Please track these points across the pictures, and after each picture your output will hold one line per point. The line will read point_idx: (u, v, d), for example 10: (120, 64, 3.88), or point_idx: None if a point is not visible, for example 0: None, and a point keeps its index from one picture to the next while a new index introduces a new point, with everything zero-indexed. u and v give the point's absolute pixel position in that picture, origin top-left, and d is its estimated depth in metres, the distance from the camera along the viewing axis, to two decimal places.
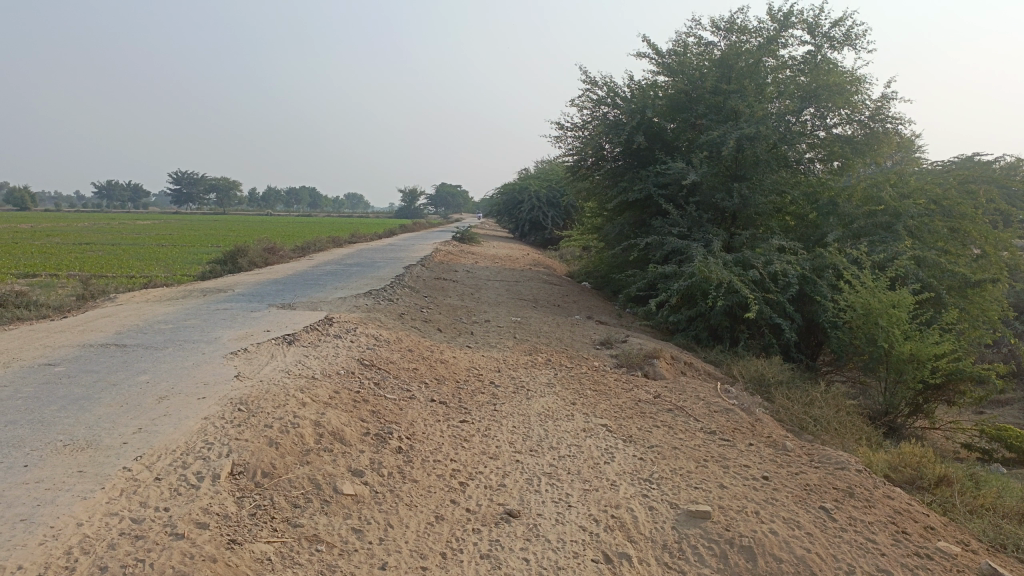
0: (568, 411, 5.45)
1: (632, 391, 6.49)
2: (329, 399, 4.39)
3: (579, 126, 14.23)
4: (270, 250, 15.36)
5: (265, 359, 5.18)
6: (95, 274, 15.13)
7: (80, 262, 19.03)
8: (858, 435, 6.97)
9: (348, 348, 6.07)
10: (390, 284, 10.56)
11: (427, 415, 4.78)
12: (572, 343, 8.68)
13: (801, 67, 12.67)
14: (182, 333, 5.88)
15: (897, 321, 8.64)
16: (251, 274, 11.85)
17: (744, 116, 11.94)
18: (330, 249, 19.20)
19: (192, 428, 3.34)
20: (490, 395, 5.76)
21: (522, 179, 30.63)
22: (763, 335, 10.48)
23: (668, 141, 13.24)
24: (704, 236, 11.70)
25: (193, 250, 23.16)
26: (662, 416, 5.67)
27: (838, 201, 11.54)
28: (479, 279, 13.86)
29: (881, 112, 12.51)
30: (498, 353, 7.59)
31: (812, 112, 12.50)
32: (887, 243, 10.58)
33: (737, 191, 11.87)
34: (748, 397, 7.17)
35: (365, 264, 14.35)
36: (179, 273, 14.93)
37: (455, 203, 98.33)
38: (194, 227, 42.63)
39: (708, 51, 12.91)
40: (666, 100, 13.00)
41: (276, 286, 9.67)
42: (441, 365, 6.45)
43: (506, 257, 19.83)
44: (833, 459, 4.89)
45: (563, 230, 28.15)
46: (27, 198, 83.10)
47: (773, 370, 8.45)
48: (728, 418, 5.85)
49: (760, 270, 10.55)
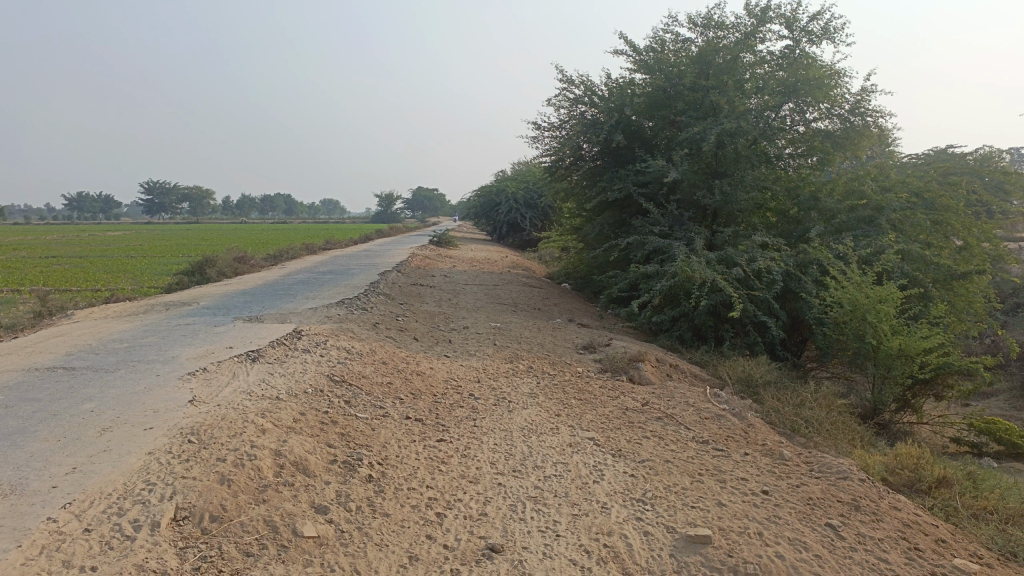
0: (553, 425, 5.14)
1: (619, 399, 6.20)
2: (293, 423, 4.03)
3: (555, 125, 13.95)
4: (241, 260, 14.92)
5: (226, 379, 4.82)
6: (60, 288, 14.62)
7: (45, 276, 18.43)
8: (851, 436, 6.73)
9: (318, 363, 5.70)
10: (363, 292, 10.18)
11: (401, 436, 4.43)
12: (553, 348, 8.38)
13: (779, 62, 12.49)
14: (138, 353, 5.48)
15: (883, 316, 8.44)
16: (219, 285, 11.42)
17: (724, 111, 11.78)
18: (305, 257, 18.76)
19: (133, 465, 2.98)
20: (469, 409, 5.43)
21: (499, 181, 30.33)
22: (748, 333, 10.24)
23: (647, 139, 13.02)
24: (685, 234, 11.45)
25: (164, 261, 22.60)
26: (651, 426, 5.38)
27: (820, 196, 11.37)
28: (457, 284, 13.52)
29: (860, 105, 12.30)
30: (478, 362, 7.26)
31: (791, 107, 12.34)
32: (870, 237, 10.40)
33: (717, 187, 11.64)
34: (739, 401, 6.90)
35: (338, 271, 13.94)
36: (147, 285, 14.47)
37: (432, 207, 97.87)
38: (166, 237, 41.84)
39: (686, 47, 12.68)
40: (643, 97, 12.77)
41: (244, 298, 9.27)
42: (418, 378, 6.11)
43: (484, 260, 19.53)
44: (833, 468, 4.62)
45: (541, 232, 27.88)
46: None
47: (761, 371, 8.20)
48: (720, 426, 5.57)
49: (743, 268, 10.31)
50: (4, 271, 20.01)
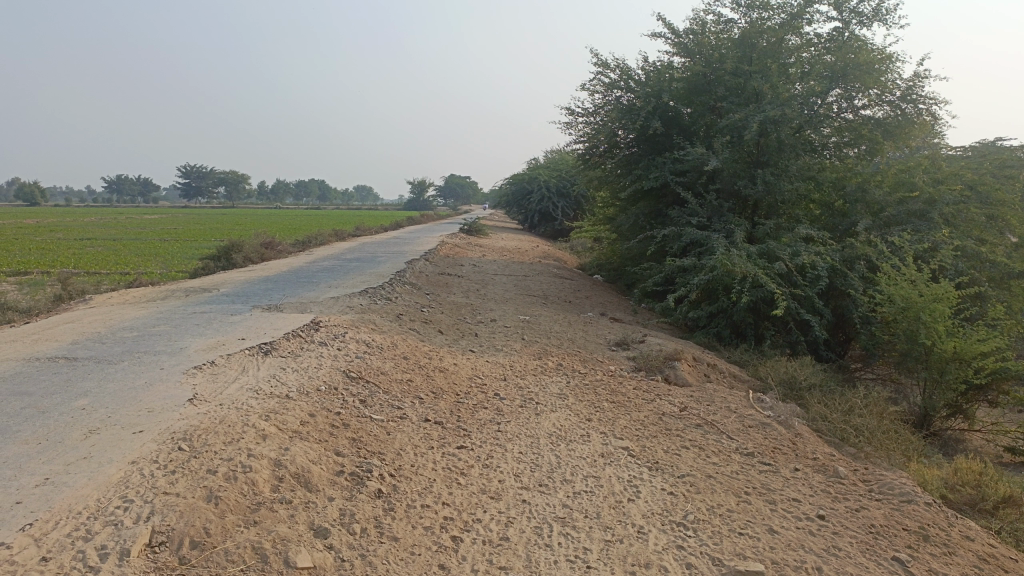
0: (583, 431, 4.74)
1: (655, 402, 5.77)
2: (300, 427, 3.68)
3: (590, 111, 13.47)
4: (268, 245, 14.72)
5: (234, 375, 4.49)
6: (88, 271, 14.58)
7: (76, 259, 18.43)
8: (903, 448, 6.24)
9: (334, 357, 5.36)
10: (388, 281, 9.85)
11: (418, 441, 4.07)
12: (585, 344, 7.96)
13: (826, 46, 11.86)
14: (145, 343, 5.19)
15: (939, 315, 7.86)
16: (243, 271, 11.19)
17: (768, 97, 11.20)
18: (333, 243, 18.56)
19: (112, 477, 2.65)
20: (493, 411, 5.05)
21: (531, 169, 29.84)
22: (790, 332, 9.73)
23: (686, 126, 12.49)
24: (724, 226, 10.93)
25: (195, 245, 22.59)
26: (690, 434, 4.96)
27: (868, 187, 10.76)
28: (486, 274, 13.14)
29: (912, 92, 11.55)
30: (504, 357, 6.88)
31: (839, 93, 11.66)
32: (922, 233, 9.81)
33: (760, 177, 11.08)
34: (783, 406, 6.44)
35: (365, 258, 13.65)
36: (174, 269, 14.34)
37: (464, 195, 97.75)
38: (200, 222, 42.06)
39: (729, 29, 12.10)
40: (682, 82, 12.23)
41: (265, 285, 8.99)
42: (441, 375, 5.75)
43: (515, 249, 19.16)
44: (894, 489, 4.17)
45: (573, 221, 27.41)
46: (36, 194, 82.78)
47: (805, 373, 7.71)
48: (765, 436, 5.13)
49: (786, 262, 9.78)
50: (38, 253, 20.13)
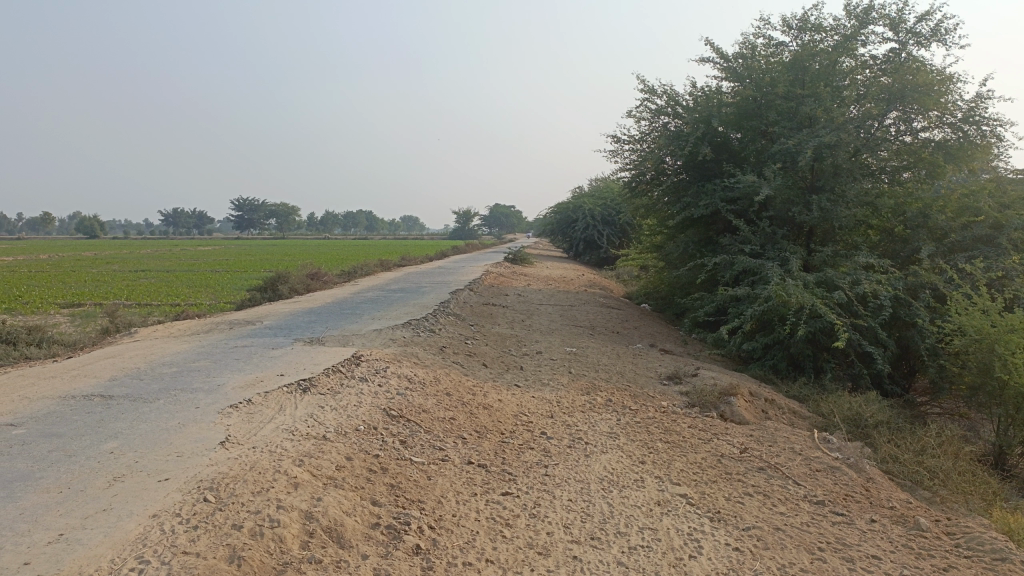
0: (637, 475, 4.43)
1: (712, 442, 5.42)
2: (335, 472, 3.46)
3: (636, 138, 13.23)
4: (313, 277, 14.73)
5: (270, 415, 4.31)
6: (140, 303, 14.76)
7: (129, 290, 18.79)
8: (982, 494, 5.74)
9: (374, 394, 5.15)
10: (432, 312, 9.66)
11: (460, 488, 3.82)
12: (635, 378, 7.63)
13: (883, 67, 11.44)
14: (183, 380, 5.05)
15: (1014, 347, 7.30)
16: (288, 303, 11.13)
17: (822, 121, 10.81)
18: (378, 274, 18.55)
19: (129, 534, 2.46)
20: (540, 452, 4.77)
21: (576, 197, 29.65)
22: (851, 364, 9.24)
23: (736, 151, 12.14)
24: (779, 254, 10.52)
25: (244, 276, 22.94)
26: (753, 479, 4.61)
27: (931, 212, 10.25)
28: (531, 304, 12.89)
29: (973, 113, 11.04)
30: (551, 393, 6.59)
31: (897, 115, 11.23)
32: (991, 260, 9.27)
33: (815, 203, 10.64)
34: (850, 446, 6.01)
35: (410, 288, 13.55)
36: (223, 301, 14.44)
37: (508, 224, 98.03)
38: (251, 253, 42.96)
39: (780, 52, 11.79)
40: (732, 107, 11.92)
41: (309, 317, 8.87)
42: (485, 413, 5.49)
43: (560, 278, 18.90)
44: (985, 544, 3.75)
45: (619, 249, 27.07)
46: (96, 227, 85.65)
47: (871, 410, 7.25)
48: (835, 483, 4.74)
49: (846, 291, 9.31)
50: (93, 285, 20.51)
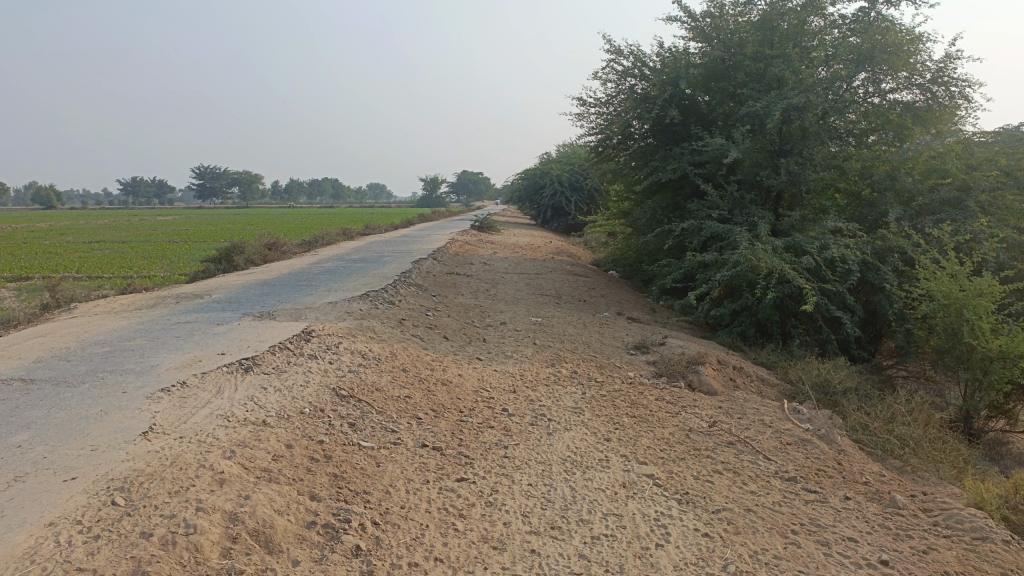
0: (602, 454, 4.19)
1: (680, 415, 5.21)
2: (270, 463, 3.15)
3: (602, 101, 12.88)
4: (271, 247, 14.25)
5: (206, 399, 3.97)
6: (90, 276, 14.17)
7: (81, 263, 18.07)
8: (952, 462, 5.62)
9: (323, 373, 4.82)
10: (392, 282, 9.32)
11: (412, 475, 3.54)
12: (601, 348, 7.40)
13: (852, 27, 11.20)
14: (114, 361, 4.67)
15: (982, 311, 7.16)
16: (242, 275, 10.70)
17: (790, 82, 10.56)
18: (341, 243, 18.07)
19: (16, 550, 2.19)
20: (500, 431, 4.51)
21: (544, 163, 29.25)
22: (819, 330, 9.11)
23: (704, 115, 11.85)
24: (747, 218, 10.31)
25: (204, 247, 22.28)
26: (722, 455, 4.40)
27: (898, 174, 10.09)
28: (496, 273, 12.58)
29: (943, 74, 10.82)
30: (514, 366, 6.32)
31: (865, 77, 10.97)
32: (958, 223, 9.17)
33: (784, 166, 10.43)
34: (820, 416, 5.84)
35: (371, 258, 13.12)
36: (177, 273, 13.92)
37: (476, 191, 97.14)
38: (213, 222, 41.96)
39: (748, 11, 11.45)
40: (700, 69, 11.61)
41: (261, 290, 8.47)
42: (443, 390, 5.20)
43: (528, 246, 18.61)
44: (964, 522, 3.58)
45: (586, 215, 26.82)
46: (52, 198, 83.06)
47: (840, 377, 7.11)
48: (806, 457, 4.56)
49: (815, 256, 9.15)
50: (43, 258, 19.72)
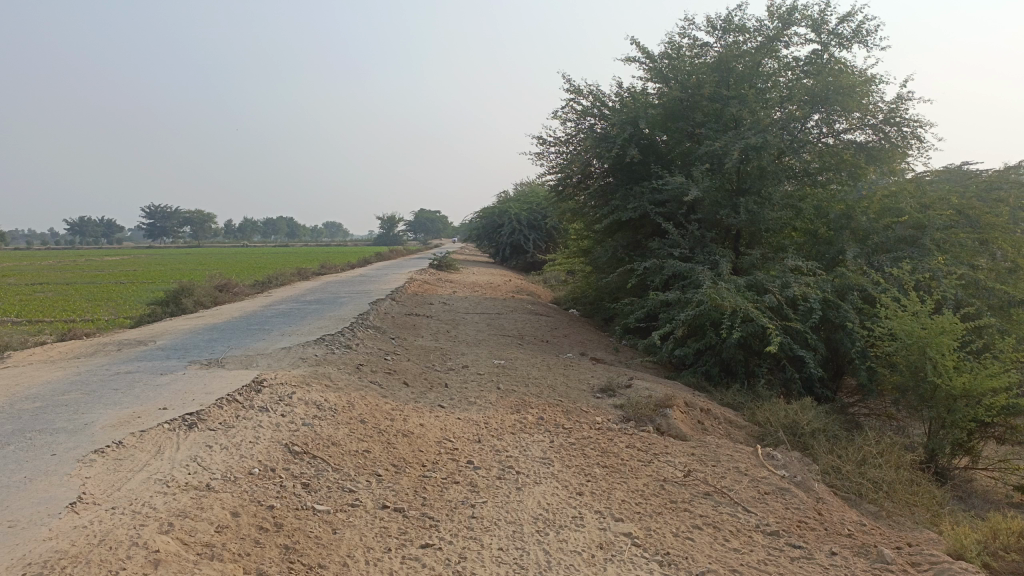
0: (576, 511, 3.94)
1: (653, 464, 4.99)
2: (213, 537, 2.84)
3: (562, 140, 12.85)
4: (222, 289, 13.80)
5: (144, 461, 3.62)
6: (29, 321, 13.51)
7: (21, 306, 17.29)
8: (926, 506, 5.50)
9: (275, 428, 4.50)
10: (348, 325, 8.99)
11: (372, 542, 3.24)
12: (566, 392, 7.18)
13: (805, 69, 11.38)
14: (43, 419, 4.28)
15: (945, 349, 7.09)
16: (191, 318, 10.25)
17: (747, 122, 10.64)
18: (296, 283, 17.63)
19: None
20: (466, 487, 4.23)
21: (501, 201, 29.21)
22: (783, 369, 9.03)
23: (663, 154, 11.87)
24: (708, 257, 10.28)
25: (153, 288, 21.55)
26: (700, 508, 4.19)
27: (855, 213, 10.17)
28: (456, 313, 12.33)
29: (895, 115, 11.12)
30: (479, 414, 6.04)
31: (819, 118, 11.17)
32: (915, 260, 9.24)
33: (743, 205, 10.44)
34: (793, 461, 5.68)
35: (326, 300, 12.76)
36: (123, 316, 13.37)
37: (434, 229, 96.98)
38: (163, 262, 40.88)
39: (704, 53, 11.60)
40: (659, 108, 11.66)
41: (211, 335, 8.07)
42: (404, 442, 4.91)
43: (487, 285, 18.42)
44: None
45: (545, 254, 26.79)
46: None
47: (808, 418, 6.98)
48: (785, 507, 4.37)
49: (777, 295, 9.11)
50: None
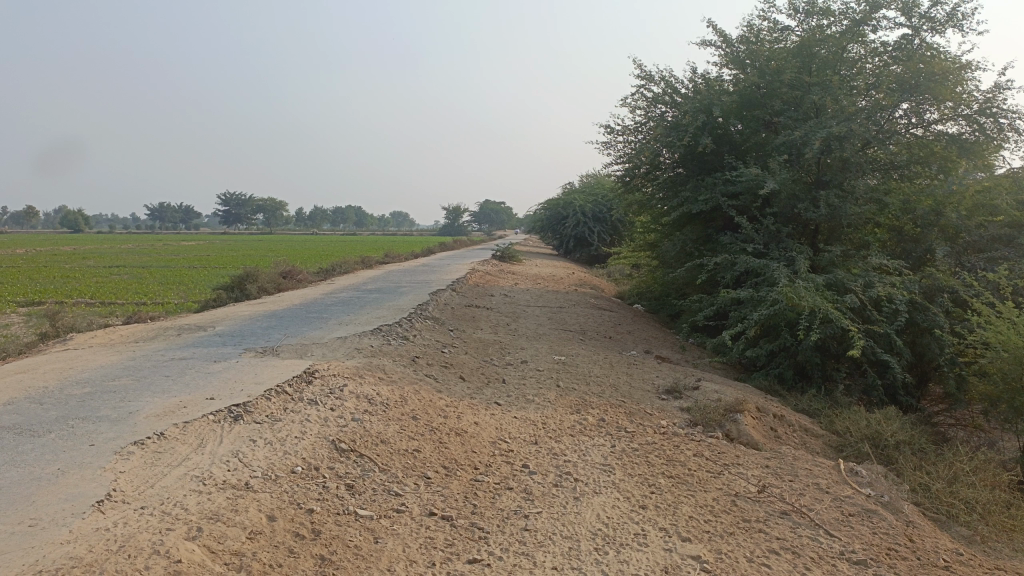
0: (639, 528, 3.61)
1: (723, 476, 4.61)
2: (243, 545, 2.64)
3: (630, 129, 12.41)
4: (286, 276, 13.88)
5: (183, 456, 3.45)
6: (103, 303, 13.80)
7: (97, 288, 17.78)
8: None
9: (323, 423, 4.30)
10: (406, 316, 8.81)
11: (416, 555, 2.99)
12: (630, 391, 6.83)
13: (894, 55, 10.47)
14: (90, 406, 4.16)
15: None
16: (252, 305, 10.25)
17: (830, 111, 10.04)
18: (359, 272, 17.68)
19: None
20: (521, 494, 3.95)
21: (566, 193, 28.84)
22: (863, 374, 8.45)
23: (737, 144, 11.31)
24: (784, 253, 9.71)
25: (222, 273, 21.97)
26: (777, 529, 3.81)
27: (947, 208, 9.46)
28: (517, 306, 12.06)
29: (990, 105, 10.04)
30: (537, 413, 5.74)
31: (907, 106, 10.26)
32: (1013, 261, 8.52)
33: (823, 199, 9.81)
34: (877, 477, 5.21)
35: (386, 289, 12.68)
36: (190, 301, 13.54)
37: (499, 220, 97.31)
38: (234, 248, 41.94)
39: (784, 38, 10.97)
40: (734, 96, 11.12)
41: (268, 323, 7.98)
42: (456, 441, 4.66)
43: (550, 277, 18.14)
44: None
45: (610, 246, 26.33)
46: (81, 221, 84.17)
47: (892, 428, 6.43)
48: (873, 533, 3.94)
49: (859, 295, 8.53)
50: (60, 282, 19.46)
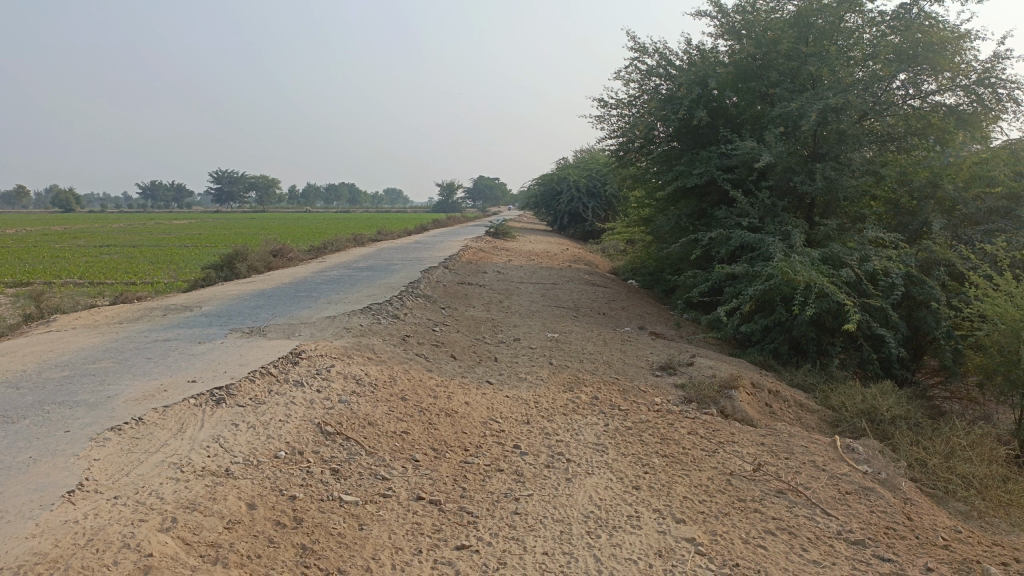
0: (632, 510, 3.52)
1: (718, 454, 4.53)
2: (220, 536, 2.55)
3: (624, 103, 12.19)
4: (276, 254, 13.72)
5: (161, 442, 3.34)
6: (93, 283, 13.65)
7: (86, 268, 17.58)
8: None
9: (309, 405, 4.19)
10: (397, 294, 8.68)
11: (402, 542, 2.89)
12: (624, 368, 6.74)
13: (892, 24, 10.30)
14: (67, 390, 4.05)
15: None
16: (241, 285, 10.11)
17: (828, 82, 9.91)
18: (351, 249, 17.52)
19: None
20: (511, 477, 3.86)
21: (560, 168, 28.61)
22: (859, 348, 8.37)
23: (733, 117, 11.13)
24: (780, 227, 9.59)
25: (214, 252, 21.78)
26: (773, 509, 3.73)
27: (944, 180, 9.33)
28: (510, 282, 11.95)
29: (988, 75, 9.75)
30: (529, 392, 5.65)
31: (905, 77, 10.05)
32: (1011, 233, 8.42)
33: (819, 171, 9.66)
34: (874, 453, 5.14)
35: (378, 266, 12.54)
36: (180, 280, 13.39)
37: (493, 196, 96.91)
38: (227, 226, 41.64)
39: (781, 6, 10.67)
40: (729, 68, 10.94)
41: (256, 302, 7.85)
42: (446, 422, 4.57)
43: (544, 253, 18.00)
44: None
45: (604, 222, 26.17)
46: (72, 200, 83.48)
47: (889, 403, 6.36)
48: (870, 511, 3.87)
49: (855, 269, 8.42)
50: (50, 262, 19.24)
